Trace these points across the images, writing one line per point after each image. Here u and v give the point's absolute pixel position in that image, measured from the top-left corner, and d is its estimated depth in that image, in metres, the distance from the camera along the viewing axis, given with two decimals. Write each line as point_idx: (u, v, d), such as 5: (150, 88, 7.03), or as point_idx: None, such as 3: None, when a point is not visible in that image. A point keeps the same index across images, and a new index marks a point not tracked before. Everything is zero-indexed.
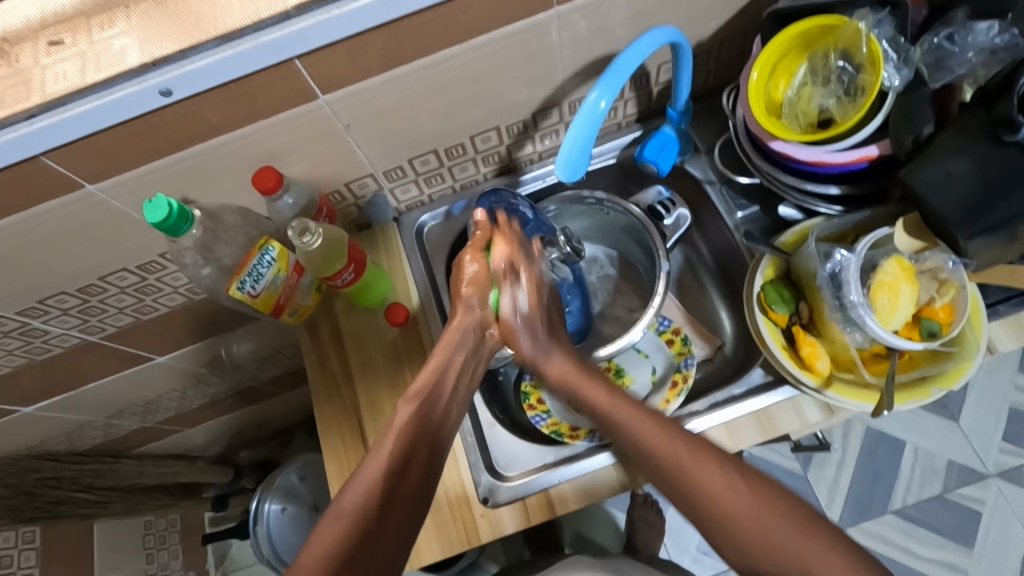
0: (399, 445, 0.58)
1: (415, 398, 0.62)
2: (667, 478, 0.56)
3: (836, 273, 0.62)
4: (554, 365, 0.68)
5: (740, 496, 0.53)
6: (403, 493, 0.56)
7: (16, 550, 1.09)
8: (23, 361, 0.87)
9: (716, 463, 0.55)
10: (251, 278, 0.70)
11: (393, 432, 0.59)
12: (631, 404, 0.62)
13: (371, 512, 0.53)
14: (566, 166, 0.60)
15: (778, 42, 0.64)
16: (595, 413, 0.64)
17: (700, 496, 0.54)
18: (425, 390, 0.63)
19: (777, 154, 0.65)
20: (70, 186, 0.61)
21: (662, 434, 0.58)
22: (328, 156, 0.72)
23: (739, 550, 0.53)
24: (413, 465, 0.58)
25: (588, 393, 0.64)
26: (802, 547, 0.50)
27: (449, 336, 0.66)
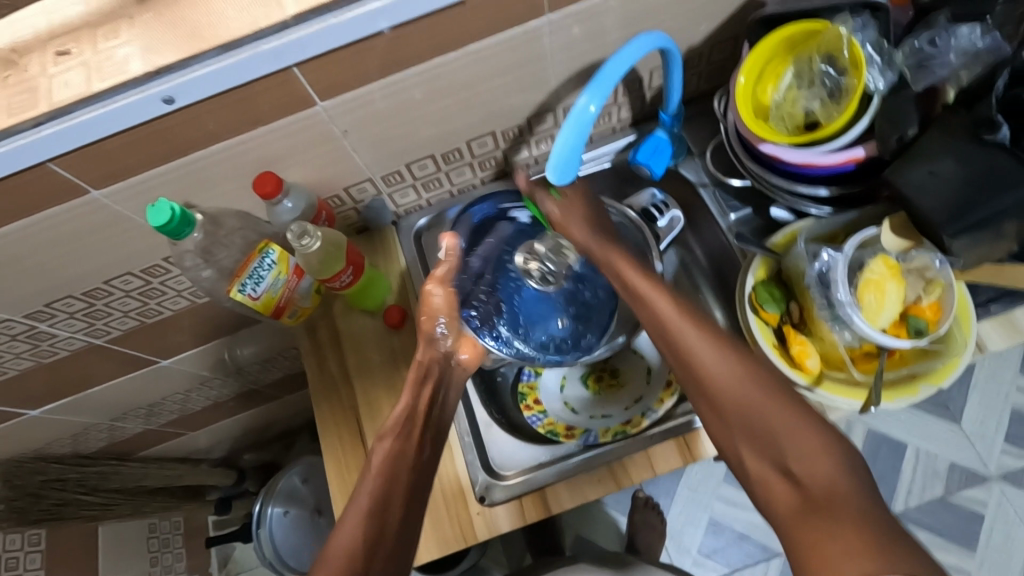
0: (378, 481, 0.62)
1: (389, 433, 0.66)
2: (690, 379, 0.60)
3: (824, 273, 0.63)
4: (609, 255, 0.69)
5: (769, 404, 0.56)
6: (389, 527, 0.60)
7: (21, 551, 1.11)
8: (30, 364, 0.89)
9: (790, 405, 0.56)
10: (251, 281, 0.71)
11: (373, 471, 0.63)
12: (696, 326, 0.61)
13: (358, 555, 0.57)
14: (557, 169, 0.61)
15: (764, 46, 0.65)
16: (635, 295, 0.66)
17: (753, 414, 0.56)
18: (398, 425, 0.67)
19: (766, 156, 0.66)
20: (76, 192, 0.63)
21: (738, 377, 0.58)
22: (327, 162, 0.73)
23: (753, 444, 0.55)
24: (393, 501, 0.62)
25: (653, 299, 0.64)
26: (821, 465, 0.52)
27: (417, 369, 0.70)
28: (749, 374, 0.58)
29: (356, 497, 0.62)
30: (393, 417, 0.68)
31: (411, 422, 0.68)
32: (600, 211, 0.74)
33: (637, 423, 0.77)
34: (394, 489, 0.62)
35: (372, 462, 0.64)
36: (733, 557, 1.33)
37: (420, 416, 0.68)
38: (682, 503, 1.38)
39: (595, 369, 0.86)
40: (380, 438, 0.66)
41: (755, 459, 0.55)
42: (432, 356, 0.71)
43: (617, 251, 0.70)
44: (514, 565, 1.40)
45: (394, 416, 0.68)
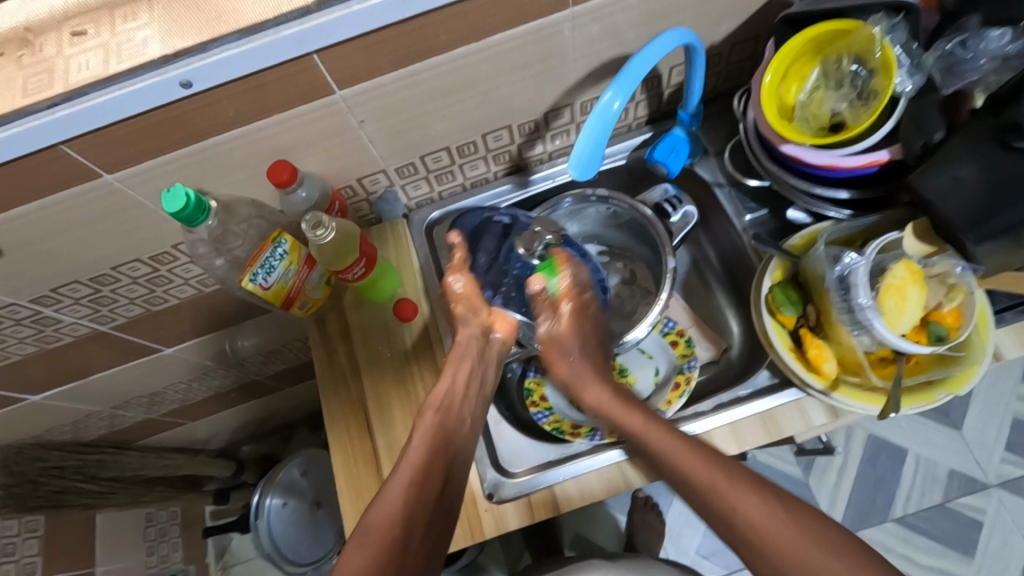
0: (417, 463, 0.63)
1: (426, 425, 0.66)
2: (697, 499, 0.60)
3: (845, 275, 0.62)
4: (584, 386, 0.73)
5: (773, 522, 0.55)
6: (431, 504, 0.62)
7: (18, 538, 1.10)
8: (34, 350, 0.88)
9: (722, 471, 0.59)
10: (263, 271, 0.70)
11: (410, 456, 0.64)
12: (688, 442, 0.62)
13: (398, 527, 0.59)
14: (579, 165, 0.61)
15: (792, 45, 0.65)
16: (605, 413, 0.71)
17: (741, 526, 0.57)
18: (436, 407, 0.67)
19: (788, 157, 0.66)
20: (88, 176, 0.62)
21: (680, 450, 0.61)
22: (341, 152, 0.72)
23: (802, 566, 0.53)
24: (434, 473, 0.64)
25: (627, 420, 0.67)
26: (823, 567, 0.53)
27: (455, 354, 0.71)
28: (737, 484, 0.58)
29: (395, 477, 0.62)
30: (431, 400, 0.68)
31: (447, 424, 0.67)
32: (587, 313, 0.76)
33: None
34: (433, 469, 0.64)
35: (411, 447, 0.65)
36: (732, 558, 1.33)
37: (455, 403, 0.68)
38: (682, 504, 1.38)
39: (603, 367, 0.86)
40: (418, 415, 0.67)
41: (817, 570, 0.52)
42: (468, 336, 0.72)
43: (597, 391, 0.72)
44: (512, 563, 1.40)
45: (419, 444, 0.65)
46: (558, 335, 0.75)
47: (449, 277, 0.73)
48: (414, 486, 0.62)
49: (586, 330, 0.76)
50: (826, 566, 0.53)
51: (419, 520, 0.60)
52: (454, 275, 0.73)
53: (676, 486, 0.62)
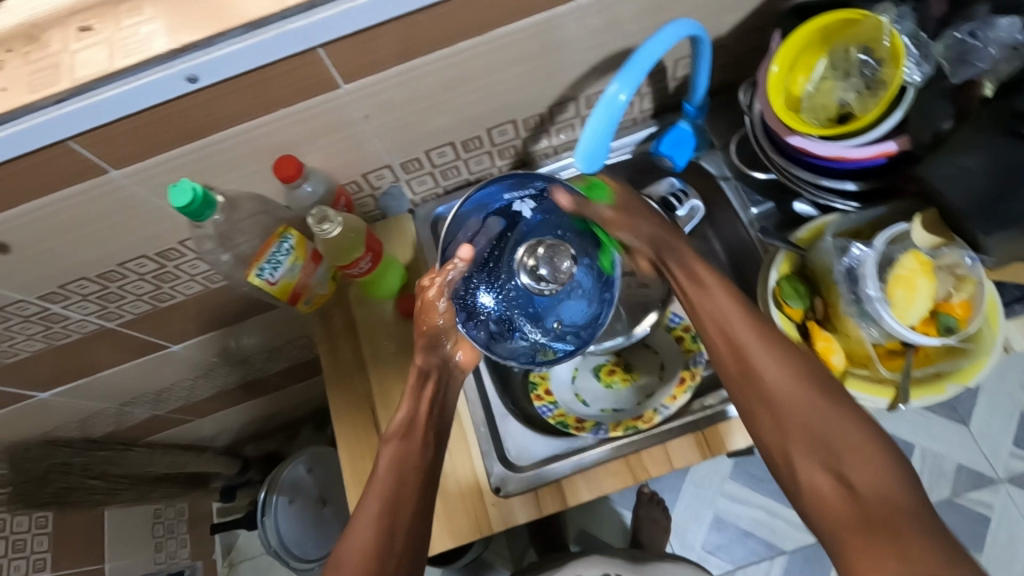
0: (385, 489, 0.60)
1: (393, 437, 0.64)
2: (764, 405, 0.55)
3: (853, 268, 0.62)
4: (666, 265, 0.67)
5: (822, 412, 0.52)
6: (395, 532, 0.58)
7: (28, 534, 1.11)
8: (41, 346, 0.88)
9: (779, 347, 0.57)
10: (270, 266, 0.70)
11: (377, 482, 0.60)
12: (765, 346, 0.57)
13: (371, 556, 0.56)
14: (584, 157, 0.61)
15: (800, 35, 0.64)
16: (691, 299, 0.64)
17: (779, 406, 0.54)
18: (399, 428, 0.64)
19: (794, 149, 0.65)
20: (94, 172, 0.63)
21: (747, 319, 0.59)
22: (347, 146, 0.72)
23: (812, 454, 0.51)
24: (402, 502, 0.59)
25: (724, 311, 0.60)
26: (865, 470, 0.48)
27: (416, 374, 0.67)
28: (807, 385, 0.54)
29: (361, 508, 0.59)
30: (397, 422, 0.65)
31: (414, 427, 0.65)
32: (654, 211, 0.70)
33: (649, 418, 0.74)
34: (400, 499, 0.59)
35: (376, 474, 0.61)
36: (737, 554, 1.33)
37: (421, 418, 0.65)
38: (688, 500, 1.38)
39: (607, 363, 0.86)
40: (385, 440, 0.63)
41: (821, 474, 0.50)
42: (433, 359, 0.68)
43: (672, 253, 0.66)
44: (517, 559, 1.40)
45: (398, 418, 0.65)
46: (638, 241, 0.69)
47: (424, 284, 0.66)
48: (381, 522, 0.58)
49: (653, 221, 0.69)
50: (860, 468, 0.49)
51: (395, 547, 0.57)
52: (432, 292, 0.66)
53: (729, 378, 0.59)
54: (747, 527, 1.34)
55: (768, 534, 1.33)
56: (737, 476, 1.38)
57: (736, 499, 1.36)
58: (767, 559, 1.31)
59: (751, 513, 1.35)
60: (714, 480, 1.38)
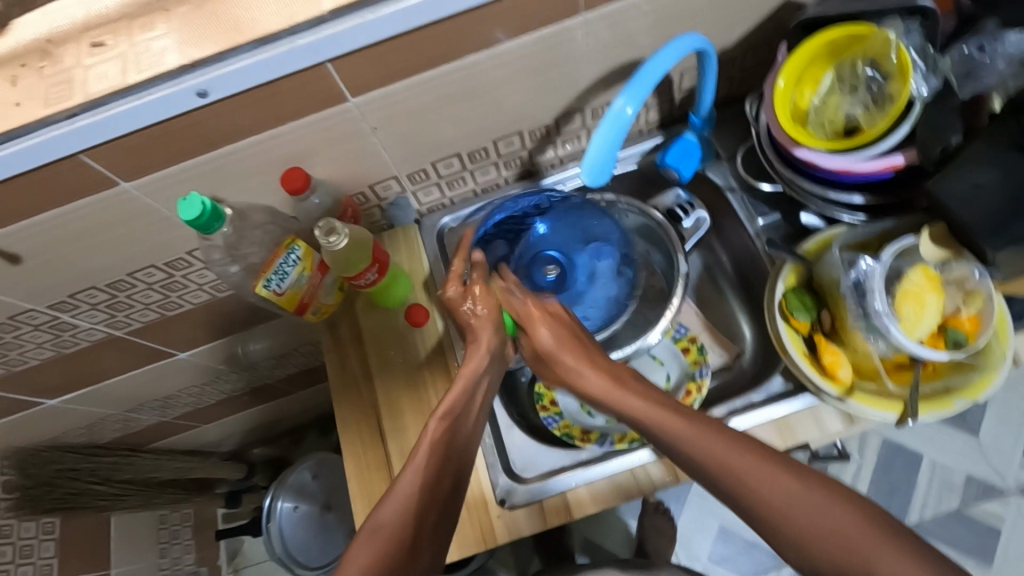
0: (431, 464, 0.59)
1: (445, 416, 0.63)
2: (759, 519, 0.51)
3: (860, 282, 0.62)
4: (583, 381, 0.64)
5: (837, 517, 0.48)
6: (431, 509, 0.58)
7: (35, 540, 1.11)
8: (51, 354, 0.89)
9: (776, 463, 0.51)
10: (277, 276, 0.71)
11: (421, 455, 0.60)
12: (774, 471, 0.51)
13: (411, 522, 0.55)
14: (591, 171, 0.61)
15: (806, 48, 0.64)
16: (642, 429, 0.59)
17: (791, 530, 0.49)
18: (453, 410, 0.63)
19: (802, 162, 0.65)
20: (106, 184, 0.63)
21: (709, 429, 0.54)
22: (355, 158, 0.73)
23: None
24: (446, 475, 0.60)
25: (677, 437, 0.55)
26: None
27: (478, 360, 0.67)
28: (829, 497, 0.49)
29: (406, 471, 0.58)
30: (449, 401, 0.64)
31: (462, 410, 0.64)
32: (558, 313, 0.69)
33: None
34: (444, 474, 0.60)
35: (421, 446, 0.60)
36: (744, 565, 1.31)
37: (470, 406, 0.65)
38: (693, 509, 1.37)
39: None
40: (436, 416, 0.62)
41: None
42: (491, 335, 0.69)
43: (572, 354, 0.65)
44: (521, 567, 1.40)
45: (450, 397, 0.64)
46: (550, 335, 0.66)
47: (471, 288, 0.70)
48: (425, 493, 0.57)
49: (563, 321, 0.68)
50: None
51: (428, 518, 0.57)
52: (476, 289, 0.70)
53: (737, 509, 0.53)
54: (754, 538, 1.33)
55: (774, 545, 1.32)
56: None
57: None
58: (774, 570, 1.30)
59: None
60: None
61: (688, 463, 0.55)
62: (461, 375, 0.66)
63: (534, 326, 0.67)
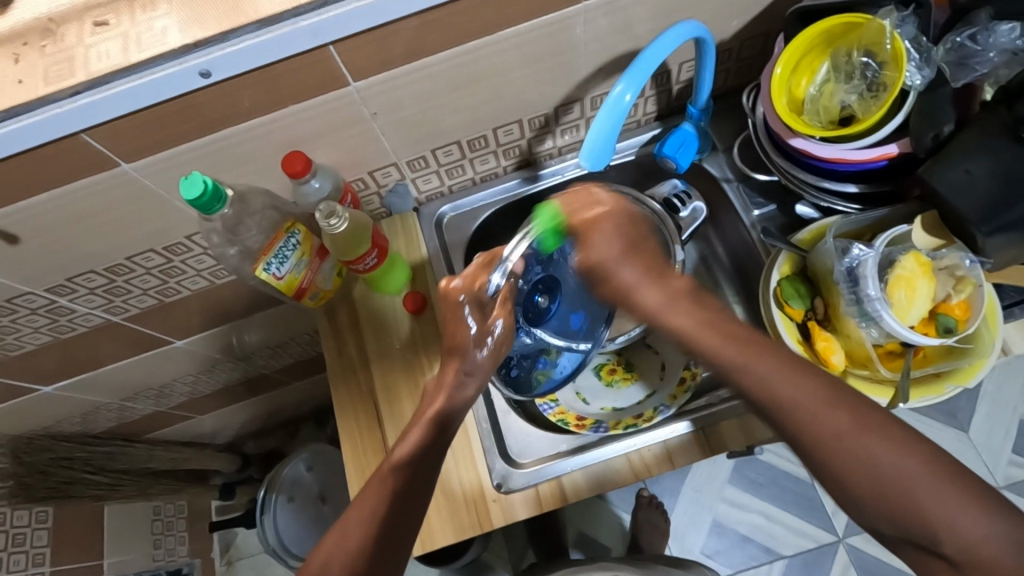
0: (378, 514, 0.58)
1: (403, 462, 0.61)
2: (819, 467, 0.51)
3: (854, 268, 0.62)
4: (669, 315, 0.62)
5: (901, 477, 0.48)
6: (381, 559, 0.56)
7: (28, 528, 1.12)
8: (47, 339, 0.89)
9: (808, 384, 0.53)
10: (277, 260, 0.71)
11: (370, 498, 0.59)
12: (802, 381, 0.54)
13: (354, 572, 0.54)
14: (590, 157, 0.61)
15: (802, 38, 0.65)
16: (687, 343, 0.61)
17: (834, 462, 0.50)
18: (415, 456, 0.61)
19: (796, 152, 0.67)
20: (106, 166, 0.64)
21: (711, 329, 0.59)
22: (355, 144, 0.73)
23: (883, 516, 0.49)
24: (403, 527, 0.58)
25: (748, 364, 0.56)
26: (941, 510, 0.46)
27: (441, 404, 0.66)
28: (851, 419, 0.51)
29: (350, 517, 0.58)
30: (406, 448, 0.62)
31: (426, 456, 0.62)
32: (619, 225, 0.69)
33: (649, 417, 0.77)
34: (400, 524, 0.58)
35: (369, 491, 0.59)
36: (735, 558, 1.33)
37: (438, 447, 0.63)
38: (686, 503, 1.38)
39: (608, 362, 0.86)
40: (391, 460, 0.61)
41: (888, 526, 0.49)
42: (452, 375, 0.68)
43: (630, 267, 0.67)
44: (516, 560, 1.40)
45: (409, 443, 0.63)
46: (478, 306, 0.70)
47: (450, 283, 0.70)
48: (371, 544, 0.56)
49: (621, 231, 0.69)
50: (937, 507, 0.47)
51: (376, 571, 0.56)
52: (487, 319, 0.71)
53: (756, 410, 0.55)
54: (746, 531, 1.34)
55: (766, 539, 1.33)
56: (736, 480, 1.38)
57: (735, 503, 1.36)
58: (766, 564, 1.31)
59: (751, 518, 1.35)
60: (712, 485, 1.39)
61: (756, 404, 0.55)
62: (422, 420, 0.65)
63: (590, 233, 0.68)
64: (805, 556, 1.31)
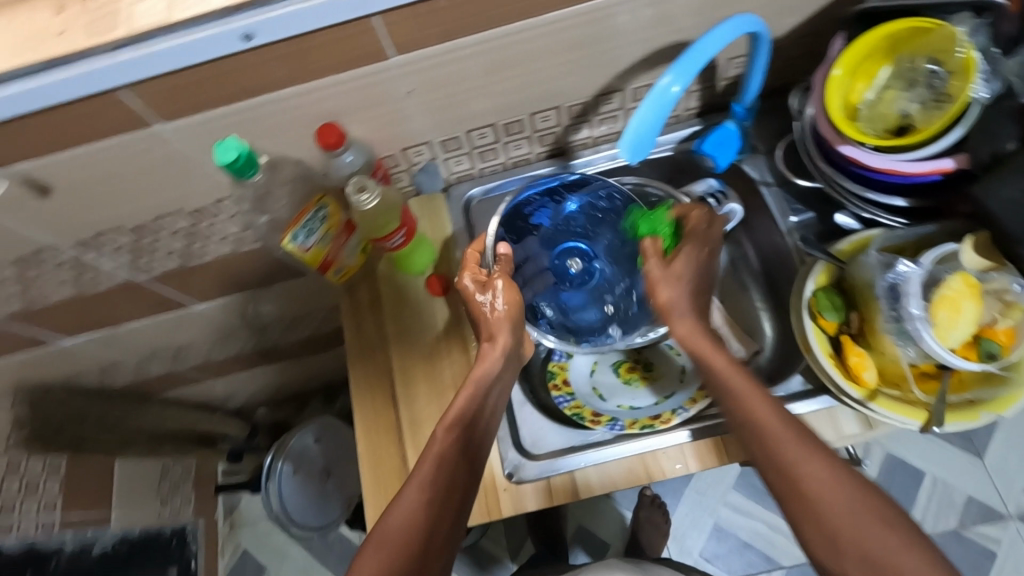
0: (434, 485, 0.57)
1: (453, 424, 0.62)
2: (781, 480, 0.53)
3: (896, 285, 0.60)
4: (707, 351, 0.62)
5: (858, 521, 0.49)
6: (443, 511, 0.57)
7: (41, 477, 1.13)
8: (71, 294, 0.90)
9: (798, 430, 0.55)
10: (303, 232, 0.70)
11: (426, 466, 0.59)
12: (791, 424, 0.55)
13: (418, 538, 0.54)
14: (630, 148, 0.59)
15: (868, 38, 0.63)
16: (712, 373, 0.61)
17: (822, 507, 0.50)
18: (461, 421, 0.62)
19: (844, 159, 0.64)
20: (142, 125, 0.63)
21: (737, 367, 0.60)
22: (390, 121, 0.72)
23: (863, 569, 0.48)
24: (456, 486, 0.59)
25: (736, 382, 0.59)
26: (890, 546, 0.47)
27: (486, 370, 0.65)
28: (837, 470, 0.52)
29: (407, 486, 0.57)
30: (456, 409, 0.63)
31: (474, 420, 0.63)
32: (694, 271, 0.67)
33: (666, 419, 0.74)
34: (452, 488, 0.58)
35: (428, 451, 0.60)
36: (734, 564, 1.32)
37: (482, 411, 0.64)
38: (689, 505, 1.37)
39: (627, 360, 0.85)
40: (444, 424, 0.62)
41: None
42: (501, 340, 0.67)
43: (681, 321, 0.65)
44: (514, 547, 1.41)
45: (458, 406, 0.63)
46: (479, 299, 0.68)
47: (462, 280, 0.69)
48: (428, 515, 0.56)
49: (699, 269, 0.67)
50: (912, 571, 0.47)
51: (437, 525, 0.56)
52: (499, 277, 0.69)
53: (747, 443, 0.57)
54: (746, 538, 1.33)
55: (766, 547, 1.32)
56: (741, 487, 1.37)
57: (739, 510, 1.35)
58: (765, 572, 1.30)
59: (752, 525, 1.34)
60: (717, 490, 1.38)
61: (738, 421, 0.58)
62: (468, 383, 0.65)
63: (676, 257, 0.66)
64: (804, 568, 1.29)
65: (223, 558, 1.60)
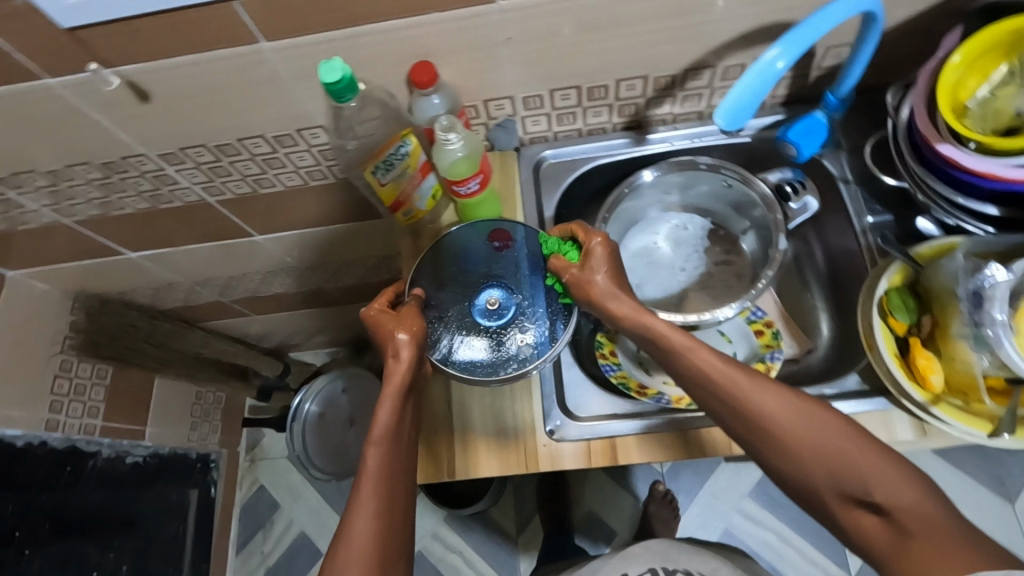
0: (379, 493, 0.54)
1: (382, 437, 0.57)
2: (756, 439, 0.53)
3: (980, 290, 0.58)
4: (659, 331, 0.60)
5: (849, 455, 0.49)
6: (404, 516, 0.54)
7: (87, 382, 1.15)
8: (146, 206, 0.93)
9: (772, 384, 0.54)
10: (383, 166, 0.73)
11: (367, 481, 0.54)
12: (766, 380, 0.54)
13: (384, 550, 0.51)
14: (728, 117, 0.58)
15: (996, 30, 0.60)
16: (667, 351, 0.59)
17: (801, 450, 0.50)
18: (389, 432, 0.57)
19: (941, 160, 0.63)
20: (248, 40, 0.65)
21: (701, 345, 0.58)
22: (480, 69, 0.72)
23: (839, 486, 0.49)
24: (405, 493, 0.56)
25: (700, 359, 0.56)
26: (875, 475, 0.48)
27: (401, 378, 0.61)
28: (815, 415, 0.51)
29: (357, 505, 0.53)
30: (381, 422, 0.58)
31: (402, 429, 0.59)
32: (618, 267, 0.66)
33: None
34: (400, 495, 0.55)
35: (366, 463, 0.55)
36: None
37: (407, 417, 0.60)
38: (701, 505, 1.37)
39: None
40: (371, 442, 0.56)
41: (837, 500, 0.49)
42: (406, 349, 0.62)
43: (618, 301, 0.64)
44: (521, 522, 1.42)
45: (382, 420, 0.58)
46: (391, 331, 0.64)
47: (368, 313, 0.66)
48: (383, 521, 0.52)
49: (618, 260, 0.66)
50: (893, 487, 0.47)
51: (400, 530, 0.53)
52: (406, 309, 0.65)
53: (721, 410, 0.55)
54: (755, 547, 1.32)
55: (774, 559, 1.30)
56: (756, 496, 1.36)
57: (752, 518, 1.34)
58: None
59: (763, 535, 1.33)
60: (731, 496, 1.37)
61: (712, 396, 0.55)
62: (385, 397, 0.59)
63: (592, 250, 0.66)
64: None
65: (240, 490, 1.60)
